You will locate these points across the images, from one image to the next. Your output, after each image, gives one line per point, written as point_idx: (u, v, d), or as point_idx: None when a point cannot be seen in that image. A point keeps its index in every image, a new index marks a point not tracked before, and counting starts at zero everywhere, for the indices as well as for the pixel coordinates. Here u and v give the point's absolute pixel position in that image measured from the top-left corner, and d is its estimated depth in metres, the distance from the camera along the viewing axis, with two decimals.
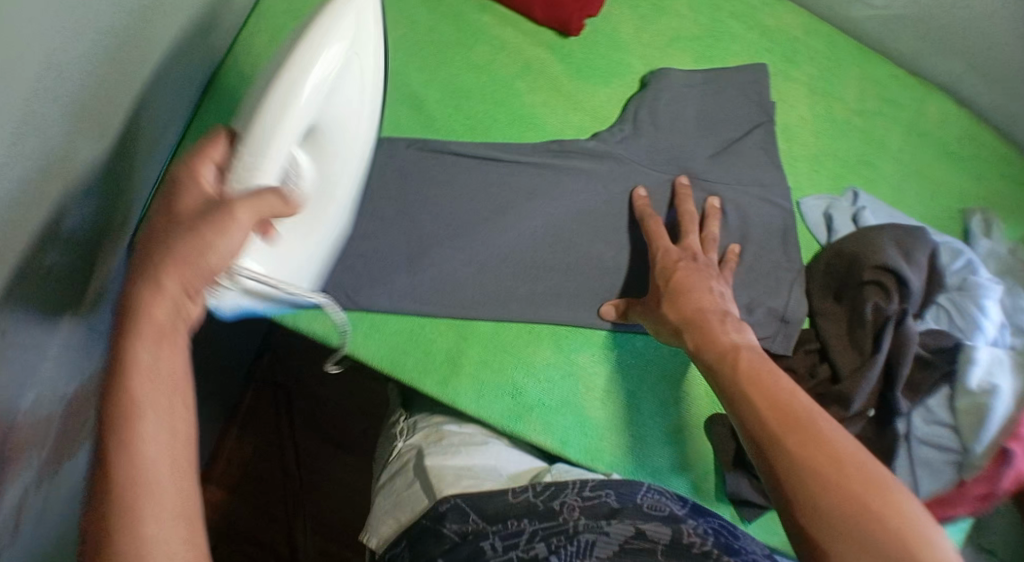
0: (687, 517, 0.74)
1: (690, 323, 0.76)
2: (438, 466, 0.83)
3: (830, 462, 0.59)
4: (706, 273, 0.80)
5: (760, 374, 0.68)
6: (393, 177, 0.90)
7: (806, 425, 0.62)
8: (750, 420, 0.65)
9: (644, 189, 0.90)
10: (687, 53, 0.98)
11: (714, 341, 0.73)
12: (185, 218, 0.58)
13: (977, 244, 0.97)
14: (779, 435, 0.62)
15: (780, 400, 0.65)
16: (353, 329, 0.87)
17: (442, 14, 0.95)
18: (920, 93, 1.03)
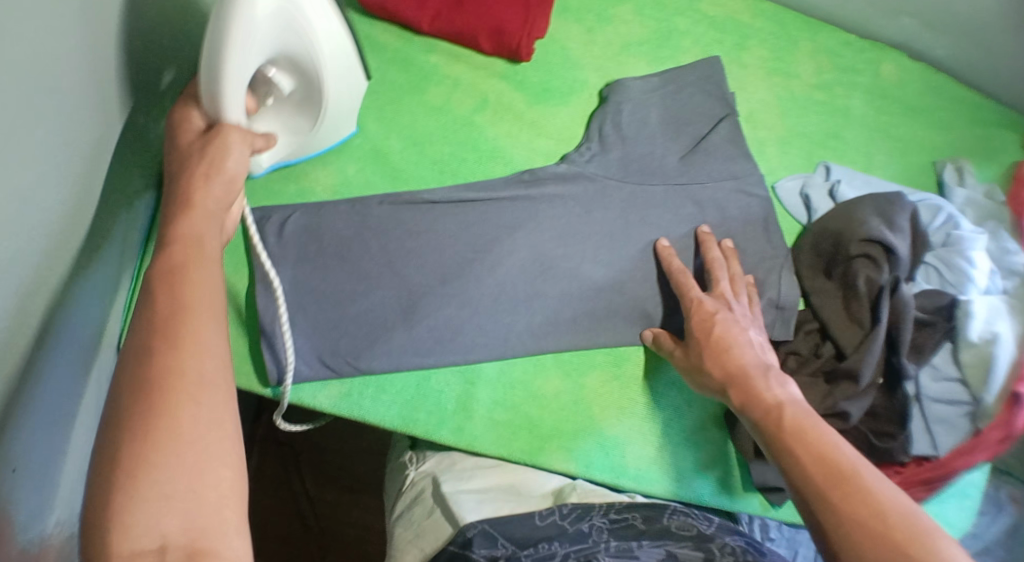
0: (715, 535, 0.76)
1: (733, 381, 0.79)
2: (458, 490, 0.83)
3: (874, 515, 0.63)
4: (743, 327, 0.83)
5: (805, 428, 0.71)
6: (372, 235, 0.87)
7: (850, 479, 0.66)
8: (797, 477, 0.68)
9: (667, 239, 0.90)
10: (640, 59, 0.98)
11: (756, 396, 0.76)
12: (185, 150, 0.70)
13: (955, 193, 0.98)
14: (825, 492, 0.66)
15: (824, 454, 0.68)
16: (360, 394, 0.86)
17: (389, 60, 0.93)
18: (874, 54, 1.03)
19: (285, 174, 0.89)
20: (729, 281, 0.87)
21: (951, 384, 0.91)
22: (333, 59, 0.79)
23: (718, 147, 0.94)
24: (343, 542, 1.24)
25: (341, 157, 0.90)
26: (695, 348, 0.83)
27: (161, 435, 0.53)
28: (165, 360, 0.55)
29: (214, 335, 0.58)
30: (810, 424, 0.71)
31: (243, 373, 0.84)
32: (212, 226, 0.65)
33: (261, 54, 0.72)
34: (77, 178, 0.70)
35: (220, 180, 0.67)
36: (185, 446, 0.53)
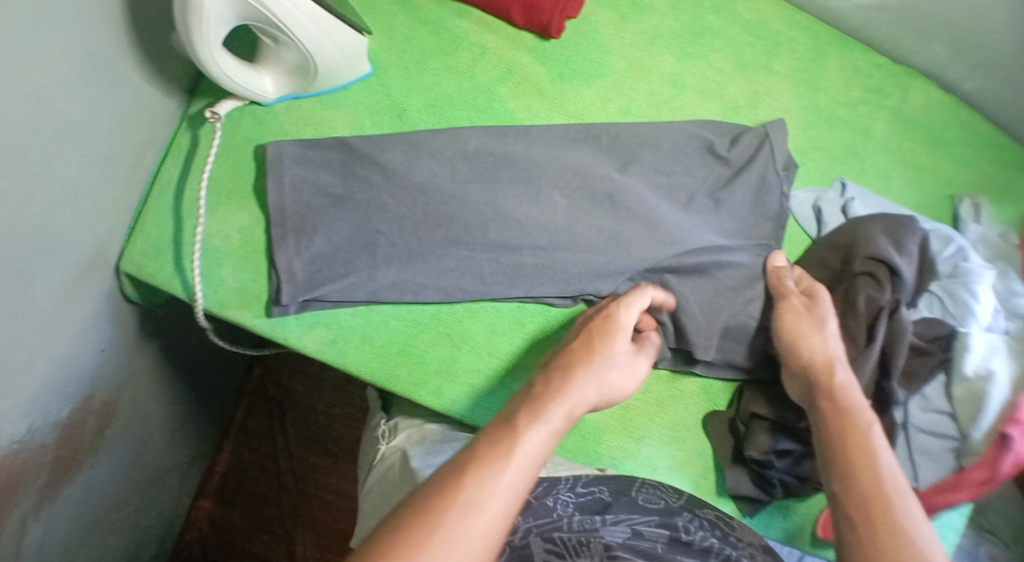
0: (682, 509, 0.79)
1: (827, 383, 0.79)
2: (425, 465, 0.83)
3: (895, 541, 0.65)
4: (830, 334, 0.82)
5: (868, 448, 0.72)
6: (380, 187, 0.87)
7: (883, 505, 0.68)
8: (847, 482, 0.71)
9: (779, 256, 0.90)
10: (668, 52, 0.98)
11: (848, 411, 0.76)
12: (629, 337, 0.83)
13: (967, 230, 0.98)
14: (878, 502, 0.68)
15: (873, 483, 0.70)
16: (346, 341, 0.87)
17: (420, 20, 0.94)
18: (905, 79, 1.02)
19: (305, 119, 0.90)
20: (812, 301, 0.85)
21: (940, 416, 0.90)
22: (300, 30, 0.80)
23: (744, 164, 0.92)
24: (317, 504, 1.24)
25: (360, 108, 0.91)
26: (794, 323, 0.84)
27: None
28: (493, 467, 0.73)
29: None
30: (869, 447, 0.72)
31: (237, 306, 0.86)
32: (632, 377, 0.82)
33: (221, 24, 0.78)
34: (52, 81, 0.73)
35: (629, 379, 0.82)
36: None
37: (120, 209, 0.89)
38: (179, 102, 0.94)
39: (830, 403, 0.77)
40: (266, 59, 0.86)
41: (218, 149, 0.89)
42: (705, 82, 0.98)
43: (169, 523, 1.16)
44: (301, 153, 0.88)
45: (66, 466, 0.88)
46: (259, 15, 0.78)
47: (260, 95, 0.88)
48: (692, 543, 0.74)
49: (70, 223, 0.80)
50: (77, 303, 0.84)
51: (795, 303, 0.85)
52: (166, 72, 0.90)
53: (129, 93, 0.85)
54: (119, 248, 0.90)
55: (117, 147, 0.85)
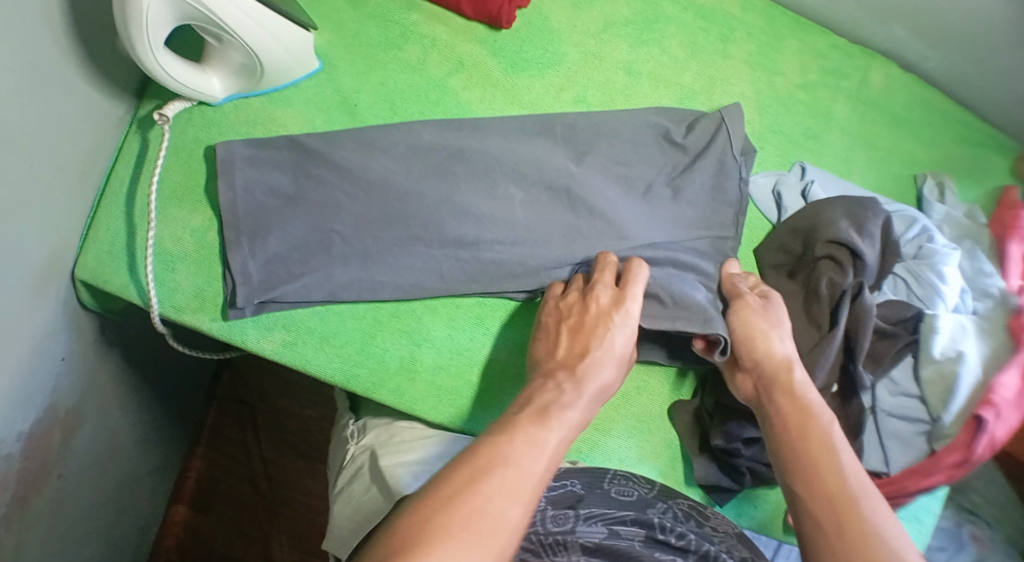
0: (655, 501, 0.79)
1: (778, 382, 0.78)
2: (395, 464, 0.83)
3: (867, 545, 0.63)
4: (784, 334, 0.82)
5: (826, 442, 0.72)
6: (332, 184, 0.86)
7: (850, 508, 0.66)
8: (813, 484, 0.69)
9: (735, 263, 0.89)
10: (622, 39, 0.97)
11: (801, 407, 0.75)
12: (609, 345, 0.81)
13: (932, 209, 0.96)
14: (844, 505, 0.67)
15: (837, 482, 0.68)
16: (304, 342, 0.85)
17: (367, 15, 0.93)
18: (864, 60, 1.01)
19: (254, 119, 0.89)
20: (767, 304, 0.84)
21: (909, 399, 0.89)
22: (243, 29, 0.79)
23: (702, 150, 0.91)
24: (294, 508, 1.23)
25: (311, 105, 0.90)
26: (749, 327, 0.82)
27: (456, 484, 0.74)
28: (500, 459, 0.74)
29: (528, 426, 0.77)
30: (828, 447, 0.71)
31: (193, 310, 0.85)
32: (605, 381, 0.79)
33: (160, 27, 0.77)
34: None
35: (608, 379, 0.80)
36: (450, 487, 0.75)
37: (73, 218, 0.88)
38: (128, 106, 0.93)
39: (788, 402, 0.76)
40: (212, 60, 0.85)
41: (167, 153, 0.88)
42: (660, 68, 0.96)
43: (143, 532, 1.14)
44: (252, 153, 0.87)
45: (32, 480, 0.87)
46: (199, 15, 0.77)
47: (208, 96, 0.87)
48: (668, 541, 0.74)
49: (20, 232, 0.79)
50: (31, 314, 0.83)
51: (752, 304, 0.84)
52: (113, 77, 0.89)
53: (75, 100, 0.84)
54: (73, 256, 0.89)
55: (66, 155, 0.84)
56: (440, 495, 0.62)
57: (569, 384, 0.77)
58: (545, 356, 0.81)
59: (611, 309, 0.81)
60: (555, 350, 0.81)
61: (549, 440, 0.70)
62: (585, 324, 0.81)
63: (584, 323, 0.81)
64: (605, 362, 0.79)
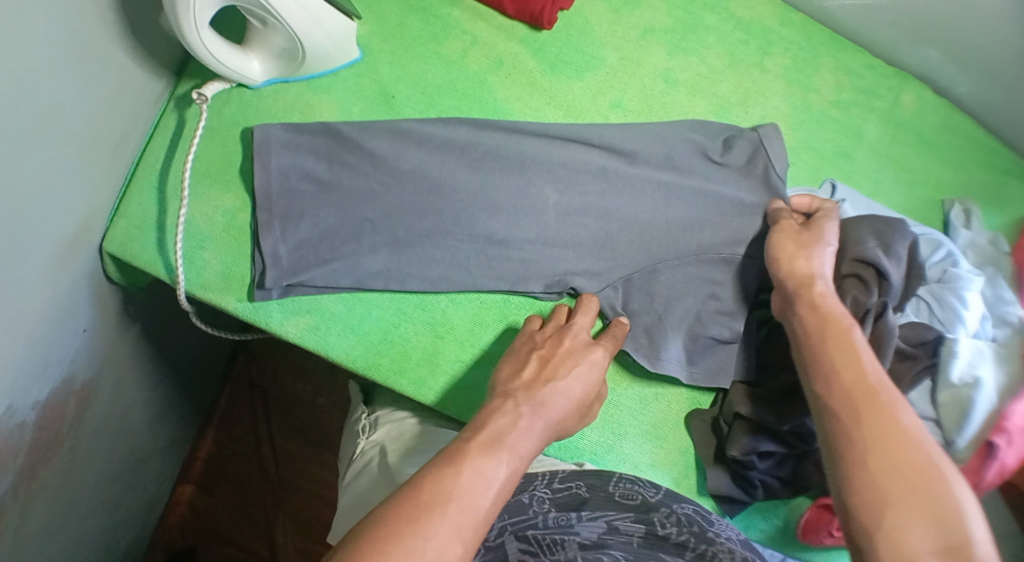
0: (660, 504, 0.77)
1: (831, 331, 0.74)
2: (404, 463, 0.82)
3: (890, 446, 0.64)
4: (822, 253, 0.82)
5: (884, 402, 0.67)
6: (364, 172, 0.87)
7: (874, 408, 0.67)
8: (831, 389, 0.70)
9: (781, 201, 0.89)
10: (660, 47, 0.97)
11: (851, 358, 0.71)
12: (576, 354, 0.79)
13: (957, 234, 0.97)
14: (860, 407, 0.67)
15: (857, 381, 0.69)
16: (328, 328, 0.86)
17: (411, 7, 0.94)
18: (898, 82, 1.02)
19: (292, 103, 0.90)
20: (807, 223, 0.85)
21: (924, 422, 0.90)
22: (288, 15, 0.79)
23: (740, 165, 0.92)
24: (299, 493, 1.24)
25: (349, 94, 0.90)
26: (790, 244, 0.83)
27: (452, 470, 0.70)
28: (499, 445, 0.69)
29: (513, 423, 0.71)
30: (853, 350, 0.71)
31: (219, 289, 0.85)
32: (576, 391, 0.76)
33: (206, 5, 0.77)
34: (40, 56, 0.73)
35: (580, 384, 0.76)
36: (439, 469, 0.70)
37: (105, 190, 0.88)
38: (167, 83, 0.93)
39: (814, 314, 0.76)
40: (254, 42, 0.86)
41: (204, 132, 0.88)
42: (696, 77, 0.97)
43: (144, 522, 1.14)
44: (288, 138, 0.87)
45: (42, 445, 0.87)
46: None
47: (247, 77, 0.87)
48: (667, 538, 0.72)
49: (54, 199, 0.80)
50: (58, 282, 0.83)
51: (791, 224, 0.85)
52: (155, 52, 0.89)
53: (117, 72, 0.84)
54: (103, 228, 0.89)
55: (104, 127, 0.85)
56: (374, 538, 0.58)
57: (528, 407, 0.72)
58: (507, 377, 0.76)
59: (583, 349, 0.80)
60: (519, 373, 0.76)
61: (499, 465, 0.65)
62: (558, 359, 0.78)
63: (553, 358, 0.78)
64: (568, 394, 0.76)
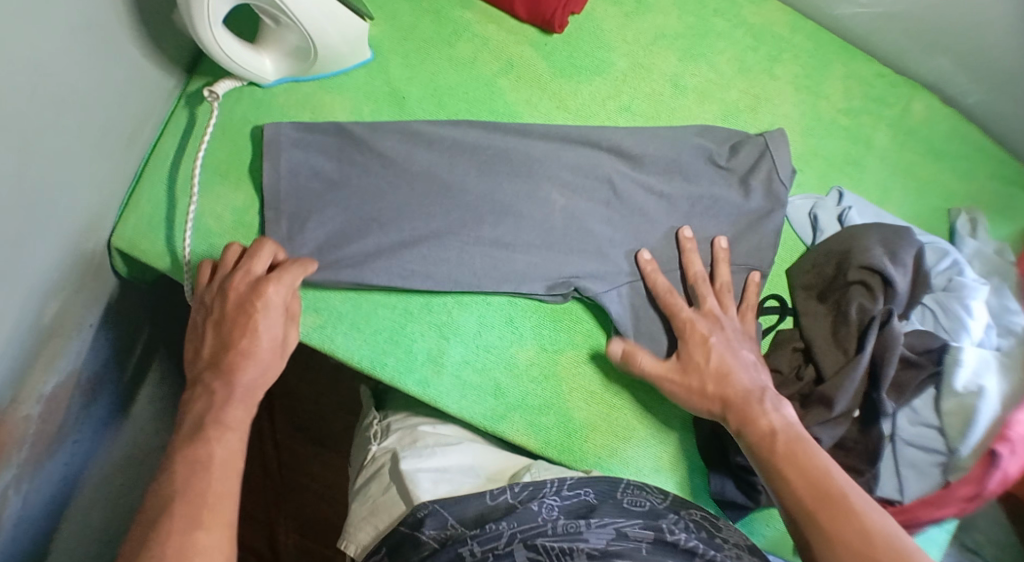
0: (666, 511, 0.78)
1: (766, 446, 0.77)
2: (415, 468, 0.84)
3: (863, 539, 0.68)
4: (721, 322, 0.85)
5: (844, 503, 0.71)
6: (374, 172, 0.87)
7: (839, 503, 0.71)
8: (788, 498, 0.73)
9: (690, 229, 0.89)
10: (670, 52, 0.98)
11: (800, 464, 0.74)
12: (230, 301, 0.77)
13: (963, 243, 0.97)
14: (817, 511, 0.71)
15: (815, 486, 0.72)
16: (334, 327, 0.86)
17: (424, 9, 0.94)
18: (907, 91, 1.02)
19: (303, 103, 0.90)
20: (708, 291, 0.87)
21: (928, 430, 0.90)
22: (302, 15, 0.80)
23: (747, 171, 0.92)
24: (301, 495, 1.25)
25: (360, 94, 0.91)
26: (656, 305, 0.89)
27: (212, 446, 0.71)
28: (203, 443, 0.71)
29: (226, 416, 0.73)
30: (803, 454, 0.75)
31: None
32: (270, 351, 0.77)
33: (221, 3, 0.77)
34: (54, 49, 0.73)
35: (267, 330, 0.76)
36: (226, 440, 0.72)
37: (115, 186, 0.89)
38: (179, 80, 0.94)
39: (751, 427, 0.78)
40: (267, 41, 0.86)
41: (215, 129, 0.89)
42: (706, 83, 0.97)
43: None
44: (299, 137, 0.87)
45: (46, 439, 0.87)
46: None
47: (259, 75, 0.88)
48: (676, 544, 0.71)
49: (63, 194, 0.80)
50: (66, 276, 0.84)
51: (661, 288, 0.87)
52: (167, 49, 0.90)
53: (130, 68, 0.85)
54: (111, 224, 0.89)
55: (115, 122, 0.85)
56: (167, 531, 0.65)
57: (217, 382, 0.74)
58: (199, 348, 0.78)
59: (237, 293, 0.77)
60: (200, 351, 0.77)
61: (219, 446, 0.71)
62: (248, 314, 0.76)
63: (247, 311, 0.76)
64: (252, 357, 0.75)
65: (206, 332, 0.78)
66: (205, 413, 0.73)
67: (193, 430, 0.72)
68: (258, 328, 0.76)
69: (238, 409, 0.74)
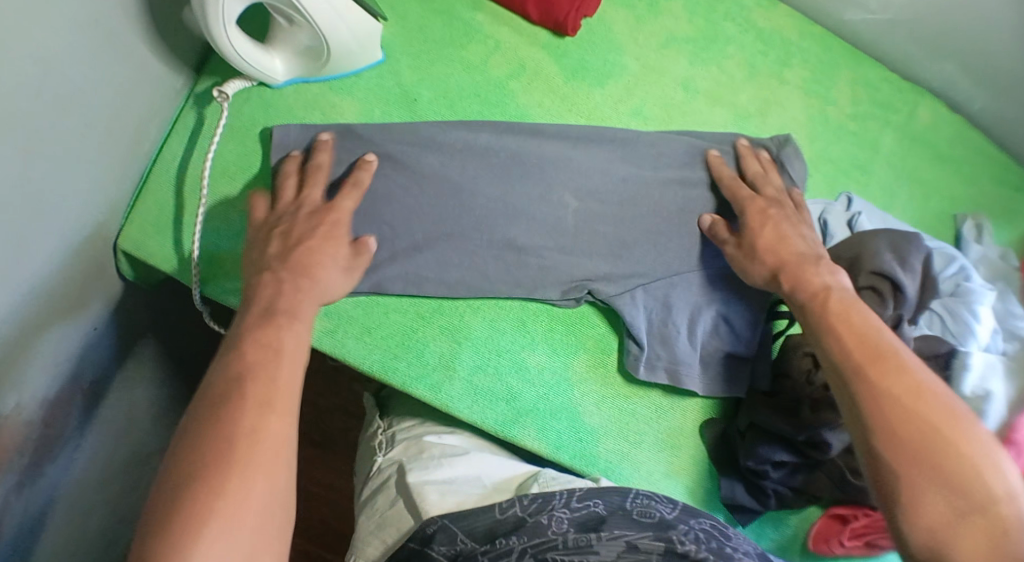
0: (677, 521, 0.76)
1: (816, 303, 0.77)
2: (422, 482, 0.84)
3: (912, 397, 0.67)
4: (797, 222, 0.84)
5: (896, 363, 0.69)
6: (384, 173, 0.86)
7: (888, 360, 0.70)
8: (834, 354, 0.72)
9: (748, 140, 0.91)
10: (681, 56, 0.98)
11: (846, 321, 0.74)
12: (299, 220, 0.80)
13: (969, 248, 0.98)
14: (865, 368, 0.70)
15: (863, 341, 0.72)
16: (344, 331, 0.85)
17: (435, 10, 0.93)
18: (913, 96, 1.03)
19: (312, 104, 0.89)
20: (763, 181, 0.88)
21: None
22: (317, 14, 0.79)
23: None
24: (302, 499, 1.25)
25: (370, 95, 0.90)
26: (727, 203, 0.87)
27: (270, 370, 0.68)
28: (264, 367, 0.68)
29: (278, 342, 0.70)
30: (848, 309, 0.75)
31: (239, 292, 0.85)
32: (333, 276, 0.78)
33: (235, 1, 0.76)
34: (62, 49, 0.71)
35: (328, 268, 0.78)
36: (286, 366, 0.69)
37: (120, 187, 0.87)
38: (185, 80, 0.92)
39: (805, 286, 0.78)
40: (278, 40, 0.85)
41: (224, 130, 0.88)
42: (716, 87, 0.97)
43: None
44: (308, 138, 0.86)
45: (48, 446, 0.85)
46: None
47: (269, 75, 0.86)
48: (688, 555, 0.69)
49: (69, 195, 0.78)
50: (71, 279, 0.82)
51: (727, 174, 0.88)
52: (175, 48, 0.88)
53: (137, 67, 0.83)
54: (116, 226, 0.88)
55: (122, 122, 0.83)
56: (231, 446, 0.63)
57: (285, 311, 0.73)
58: (260, 254, 0.78)
59: (306, 216, 0.80)
60: (267, 249, 0.78)
61: (278, 372, 0.68)
62: (306, 246, 0.78)
63: (307, 242, 0.78)
64: (316, 282, 0.76)
65: (269, 265, 0.77)
66: (261, 335, 0.71)
67: (251, 352, 0.69)
68: (329, 248, 0.78)
69: (298, 336, 0.72)
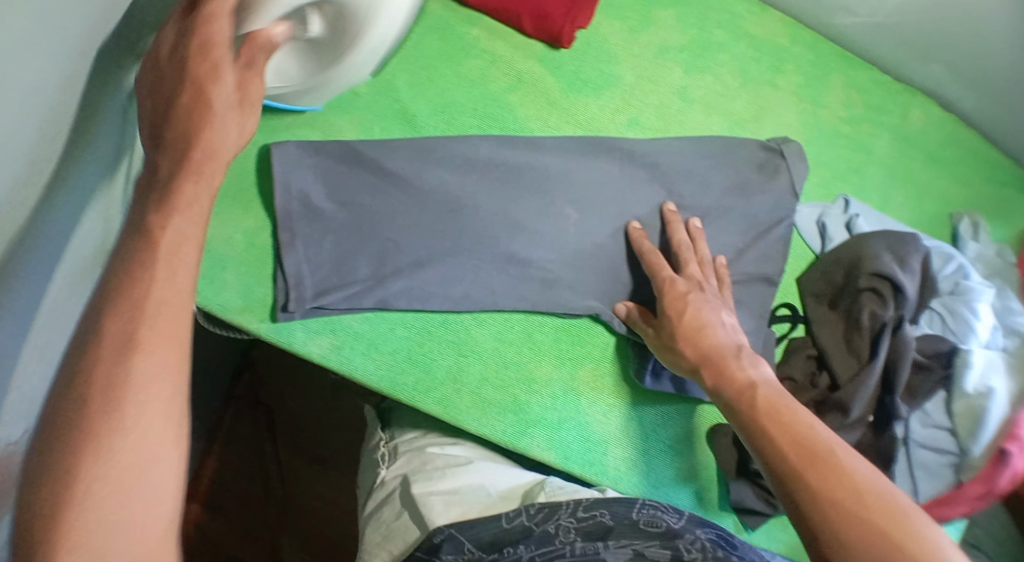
0: (684, 531, 0.73)
1: (745, 401, 0.72)
2: (427, 492, 0.84)
3: (851, 494, 0.61)
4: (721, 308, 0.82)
5: (836, 460, 0.64)
6: (385, 191, 0.86)
7: (827, 458, 0.64)
8: (773, 456, 0.66)
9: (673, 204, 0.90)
10: (676, 64, 0.98)
11: (777, 420, 0.69)
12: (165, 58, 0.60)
13: (966, 246, 0.99)
14: (802, 468, 0.64)
15: (797, 439, 0.66)
16: (351, 349, 0.85)
17: (430, 26, 0.94)
18: (905, 98, 1.04)
19: (310, 122, 0.89)
20: (698, 264, 0.86)
21: (939, 432, 0.91)
22: None
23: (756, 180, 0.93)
24: (308, 516, 1.23)
25: (368, 113, 0.90)
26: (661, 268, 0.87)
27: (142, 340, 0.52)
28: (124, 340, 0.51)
29: (149, 306, 0.52)
30: (783, 406, 0.70)
31: (239, 310, 0.84)
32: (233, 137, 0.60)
33: None
34: None
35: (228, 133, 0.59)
36: (162, 327, 0.53)
37: None
38: None
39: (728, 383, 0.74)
40: None
41: None
42: (712, 95, 0.98)
43: None
44: (303, 156, 0.85)
45: None
46: None
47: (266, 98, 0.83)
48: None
49: None
50: None
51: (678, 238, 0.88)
52: None
53: None
54: None
55: None
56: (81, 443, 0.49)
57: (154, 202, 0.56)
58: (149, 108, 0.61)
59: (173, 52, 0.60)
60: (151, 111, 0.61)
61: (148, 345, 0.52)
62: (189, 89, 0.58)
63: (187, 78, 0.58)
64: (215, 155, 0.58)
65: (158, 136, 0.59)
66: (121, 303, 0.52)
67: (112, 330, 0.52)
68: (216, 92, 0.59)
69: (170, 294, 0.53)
